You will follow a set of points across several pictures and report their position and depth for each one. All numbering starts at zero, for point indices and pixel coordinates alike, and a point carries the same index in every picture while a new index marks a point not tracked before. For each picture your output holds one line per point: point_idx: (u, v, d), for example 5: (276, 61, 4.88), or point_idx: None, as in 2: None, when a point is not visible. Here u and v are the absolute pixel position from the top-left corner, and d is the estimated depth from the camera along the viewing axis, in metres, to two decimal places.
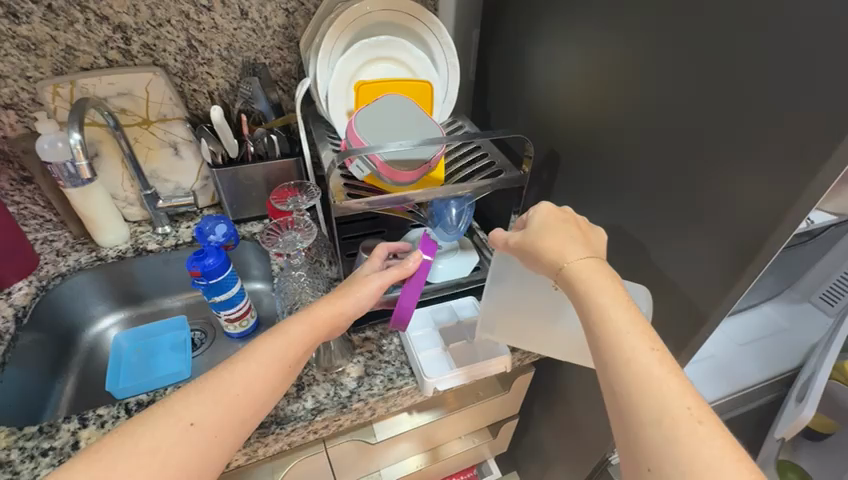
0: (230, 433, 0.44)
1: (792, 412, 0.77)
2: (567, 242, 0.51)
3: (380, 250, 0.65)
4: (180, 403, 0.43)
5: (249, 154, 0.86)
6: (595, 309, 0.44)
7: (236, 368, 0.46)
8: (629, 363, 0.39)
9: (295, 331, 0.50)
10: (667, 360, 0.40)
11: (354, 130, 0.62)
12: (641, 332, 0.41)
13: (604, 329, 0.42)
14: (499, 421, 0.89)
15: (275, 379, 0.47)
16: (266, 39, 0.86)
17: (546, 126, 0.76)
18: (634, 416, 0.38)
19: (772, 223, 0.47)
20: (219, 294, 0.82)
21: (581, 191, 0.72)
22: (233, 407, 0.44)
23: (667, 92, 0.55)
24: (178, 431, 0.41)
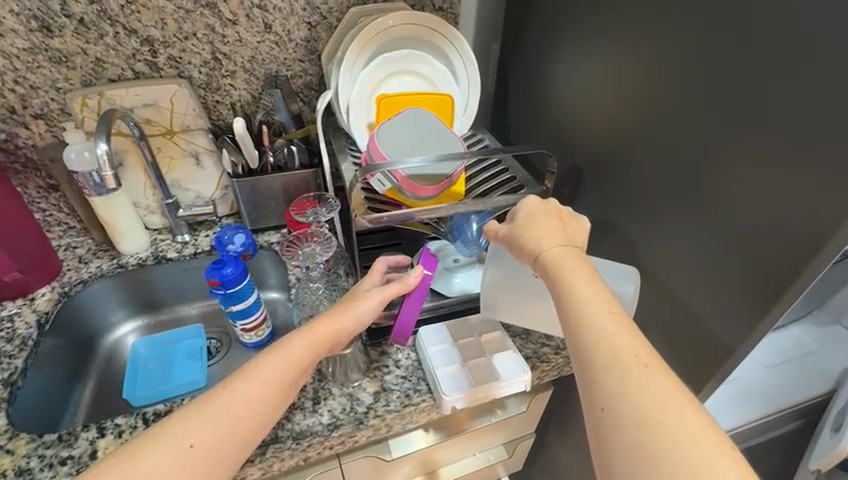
0: (230, 454, 0.43)
1: (827, 444, 0.74)
2: (546, 228, 0.51)
3: (379, 264, 0.64)
4: (180, 424, 0.43)
5: (268, 165, 0.87)
6: (565, 286, 0.45)
7: (235, 381, 0.46)
8: (600, 341, 0.40)
9: (296, 345, 0.50)
10: (638, 339, 0.40)
11: (376, 144, 0.61)
12: (612, 314, 0.42)
13: (575, 306, 0.43)
14: (515, 439, 0.87)
15: (275, 392, 0.47)
16: (288, 52, 0.87)
17: (568, 139, 0.75)
18: (597, 376, 0.39)
19: (810, 245, 0.45)
20: (236, 304, 0.83)
21: (603, 207, 0.71)
22: (232, 427, 0.44)
23: (696, 109, 0.54)
24: (178, 451, 0.41)
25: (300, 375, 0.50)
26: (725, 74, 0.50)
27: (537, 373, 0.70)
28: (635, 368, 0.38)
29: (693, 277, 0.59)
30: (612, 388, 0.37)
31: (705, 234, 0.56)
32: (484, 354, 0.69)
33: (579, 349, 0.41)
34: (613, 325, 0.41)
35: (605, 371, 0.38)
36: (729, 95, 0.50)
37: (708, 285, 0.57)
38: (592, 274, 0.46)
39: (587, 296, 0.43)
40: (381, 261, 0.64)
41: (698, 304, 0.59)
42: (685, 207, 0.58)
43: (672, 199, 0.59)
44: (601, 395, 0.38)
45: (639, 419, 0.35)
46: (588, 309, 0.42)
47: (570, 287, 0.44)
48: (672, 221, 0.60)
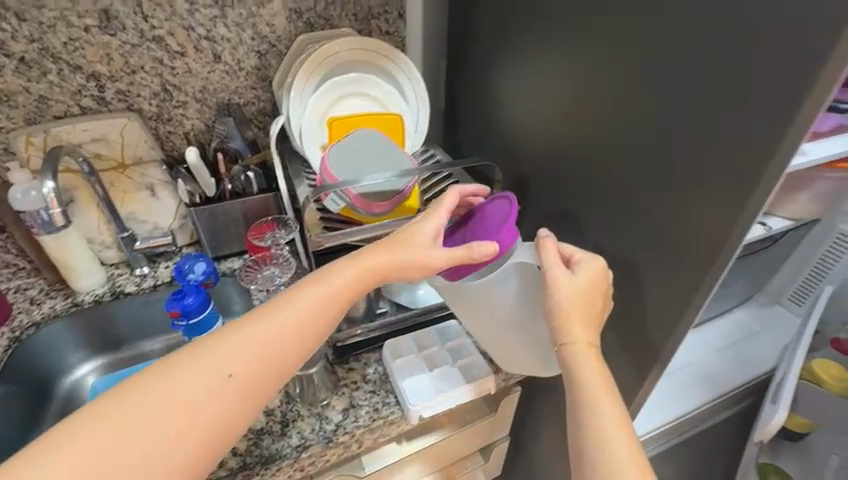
0: (255, 386, 0.45)
1: (765, 416, 0.79)
2: (582, 307, 0.54)
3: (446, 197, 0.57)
4: (216, 353, 0.45)
5: (226, 192, 0.87)
6: (576, 375, 0.51)
7: (267, 315, 0.47)
8: (597, 427, 0.47)
9: (335, 282, 0.50)
10: (626, 429, 0.47)
11: (326, 165, 0.63)
12: (612, 404, 0.48)
13: (584, 393, 0.50)
14: (490, 444, 0.90)
15: (309, 331, 0.48)
16: (240, 80, 0.88)
17: (514, 150, 0.79)
18: (588, 457, 0.46)
19: (724, 230, 0.51)
20: (200, 334, 0.82)
21: (550, 210, 0.75)
22: (258, 361, 0.45)
23: (617, 115, 0.59)
24: (215, 381, 0.43)
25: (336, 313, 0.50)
26: (638, 83, 0.55)
27: (503, 375, 0.72)
28: (623, 459, 0.44)
29: (633, 269, 0.63)
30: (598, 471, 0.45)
31: (639, 230, 0.60)
32: (447, 362, 0.71)
33: (579, 437, 0.48)
34: (612, 418, 0.47)
35: (598, 461, 0.45)
36: (647, 103, 0.55)
37: (647, 275, 0.61)
38: (603, 379, 0.51)
39: (594, 390, 0.49)
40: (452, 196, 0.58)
41: (640, 293, 0.64)
42: (620, 208, 0.62)
43: (607, 198, 0.64)
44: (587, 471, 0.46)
45: None
46: (600, 415, 0.47)
47: (587, 386, 0.50)
48: (610, 219, 0.64)
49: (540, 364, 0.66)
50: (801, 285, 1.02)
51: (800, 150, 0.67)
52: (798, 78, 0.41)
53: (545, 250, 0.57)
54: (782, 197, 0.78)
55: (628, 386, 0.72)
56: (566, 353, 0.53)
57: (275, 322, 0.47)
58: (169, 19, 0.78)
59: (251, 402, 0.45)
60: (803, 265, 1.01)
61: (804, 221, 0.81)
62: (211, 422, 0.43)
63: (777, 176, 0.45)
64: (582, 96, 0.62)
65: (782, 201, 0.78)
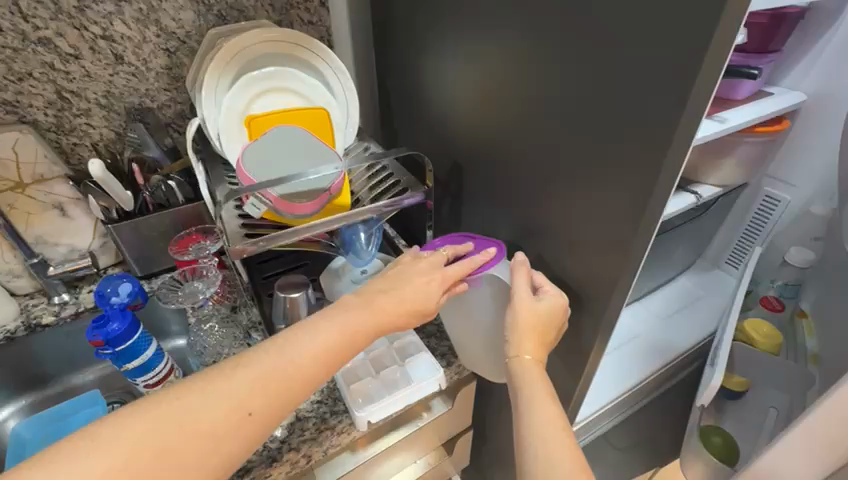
0: (272, 419, 0.45)
1: (706, 380, 0.82)
2: (536, 327, 0.56)
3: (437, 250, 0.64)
4: (241, 387, 0.44)
5: (148, 203, 0.81)
6: (522, 385, 0.52)
7: (285, 349, 0.47)
8: (538, 431, 0.47)
9: (348, 320, 0.51)
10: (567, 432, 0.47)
11: (242, 167, 0.59)
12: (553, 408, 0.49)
13: (527, 398, 0.51)
14: (454, 436, 0.89)
15: (323, 370, 0.48)
16: (149, 82, 0.81)
17: (445, 138, 0.76)
18: (530, 461, 0.46)
19: (642, 205, 0.50)
20: (131, 361, 0.76)
21: (485, 197, 0.73)
22: (281, 395, 0.46)
23: (536, 95, 0.57)
24: (238, 419, 0.43)
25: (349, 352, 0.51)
26: (552, 60, 0.53)
27: (454, 368, 0.71)
28: (561, 459, 0.44)
29: (567, 250, 0.62)
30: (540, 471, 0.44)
31: (569, 211, 0.59)
32: (396, 363, 0.68)
33: (522, 442, 0.48)
34: (554, 422, 0.48)
35: (540, 464, 0.45)
36: (561, 79, 0.54)
37: (580, 254, 0.61)
38: (547, 388, 0.52)
39: (537, 396, 0.50)
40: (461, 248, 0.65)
41: (575, 275, 0.63)
42: (548, 189, 0.61)
43: (535, 181, 0.62)
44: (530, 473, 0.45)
45: None
46: (543, 420, 0.48)
47: (530, 393, 0.51)
48: (541, 201, 0.63)
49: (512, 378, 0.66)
50: (735, 248, 1.08)
51: (717, 118, 0.69)
52: (694, 45, 0.40)
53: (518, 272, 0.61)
54: (709, 165, 0.80)
55: (574, 367, 0.71)
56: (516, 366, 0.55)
57: (295, 358, 0.47)
58: (55, 17, 0.70)
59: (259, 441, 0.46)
60: (736, 227, 1.06)
61: (731, 187, 0.83)
62: (225, 457, 0.43)
63: (684, 148, 0.44)
64: (504, 78, 0.60)
65: (710, 169, 0.80)
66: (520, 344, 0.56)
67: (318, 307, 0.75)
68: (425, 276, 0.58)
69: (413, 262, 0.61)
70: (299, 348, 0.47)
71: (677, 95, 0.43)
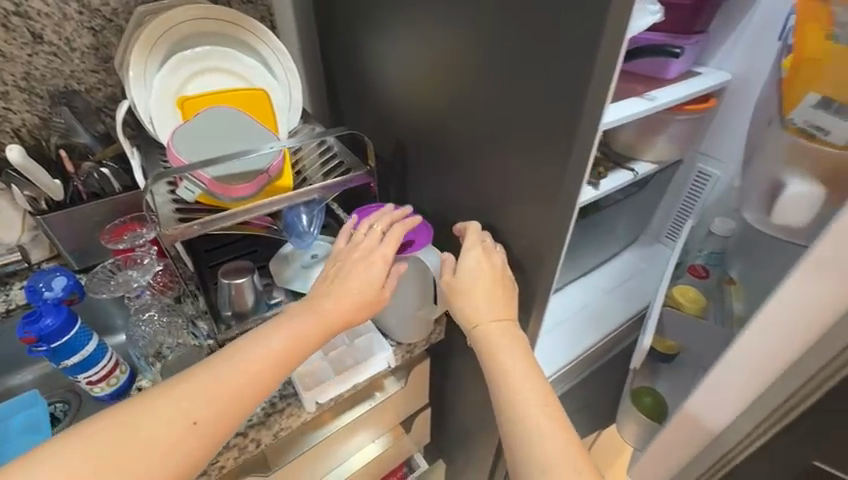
0: (223, 427, 0.45)
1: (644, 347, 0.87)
2: (491, 295, 0.60)
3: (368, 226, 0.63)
4: (188, 396, 0.44)
5: (81, 192, 0.76)
6: (490, 352, 0.58)
7: (233, 356, 0.47)
8: (510, 389, 0.54)
9: (298, 324, 0.51)
10: (537, 384, 0.54)
11: (174, 150, 0.58)
12: (523, 366, 0.56)
13: (496, 362, 0.57)
14: (412, 414, 0.91)
15: (278, 371, 0.49)
16: (74, 63, 0.76)
17: (387, 119, 0.76)
18: (507, 414, 0.53)
19: (568, 179, 0.52)
20: (70, 357, 0.72)
21: (428, 177, 0.73)
22: (229, 400, 0.45)
23: (468, 73, 0.57)
24: (183, 429, 0.43)
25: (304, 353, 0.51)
26: (480, 37, 0.54)
27: (405, 347, 0.72)
28: (534, 408, 0.52)
29: (506, 227, 0.64)
30: (515, 422, 0.52)
31: (505, 188, 0.61)
32: (343, 343, 0.69)
33: (499, 402, 0.55)
34: (524, 380, 0.54)
35: (513, 418, 0.52)
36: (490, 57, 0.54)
37: (517, 230, 0.62)
38: (516, 349, 0.58)
39: (505, 359, 0.56)
40: (391, 219, 0.64)
41: (514, 251, 0.65)
42: (485, 167, 0.62)
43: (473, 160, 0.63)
44: (508, 425, 0.53)
45: (526, 440, 0.50)
46: (513, 379, 0.54)
47: (499, 357, 0.57)
48: (479, 179, 0.64)
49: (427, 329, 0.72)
50: (675, 223, 1.14)
51: (647, 97, 0.71)
52: (603, 20, 0.42)
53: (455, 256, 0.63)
54: (644, 142, 0.83)
55: None
56: (481, 332, 0.59)
57: (248, 361, 0.47)
58: None
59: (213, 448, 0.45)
60: (675, 203, 1.12)
61: (666, 164, 0.87)
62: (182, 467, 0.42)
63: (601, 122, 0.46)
64: (438, 55, 0.60)
65: (645, 147, 0.84)
66: (482, 311, 0.60)
67: (265, 293, 0.74)
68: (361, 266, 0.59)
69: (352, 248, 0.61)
70: (248, 352, 0.48)
71: (589, 70, 0.44)
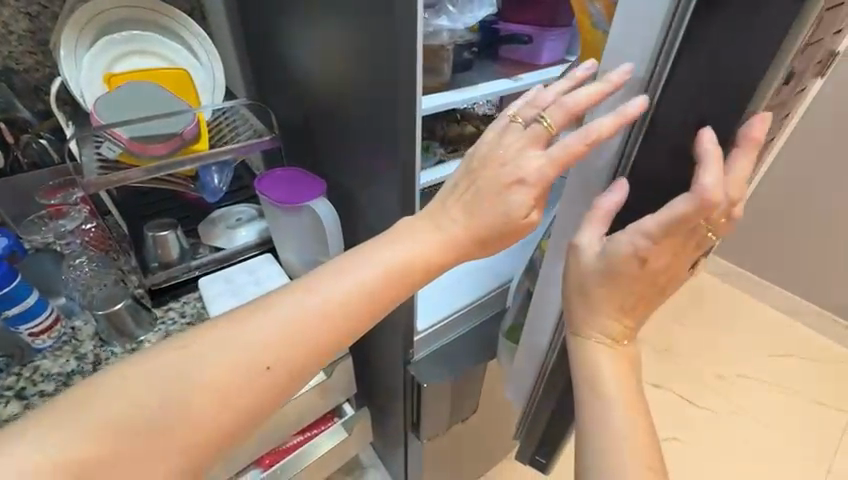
0: (295, 371, 0.47)
1: None
2: (616, 283, 0.52)
3: (536, 129, 0.48)
4: (257, 340, 0.45)
5: (21, 162, 0.85)
6: (594, 361, 0.55)
7: (305, 302, 0.47)
8: (600, 407, 0.54)
9: (368, 278, 0.49)
10: (637, 407, 0.54)
11: (96, 114, 0.71)
12: (626, 390, 0.54)
13: (592, 376, 0.55)
14: (333, 361, 1.02)
15: (357, 321, 0.49)
16: (12, 45, 0.85)
17: (293, 97, 0.86)
18: (591, 428, 0.54)
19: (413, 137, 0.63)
20: (11, 308, 0.70)
21: (325, 147, 0.83)
22: (299, 346, 0.47)
23: (342, 52, 0.68)
24: (256, 372, 0.45)
25: (384, 311, 0.51)
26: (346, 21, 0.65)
27: None
28: (625, 431, 0.53)
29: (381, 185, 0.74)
30: (598, 440, 0.53)
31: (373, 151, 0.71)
32: (252, 285, 0.80)
33: (587, 419, 0.55)
34: (625, 400, 0.54)
35: (601, 433, 0.53)
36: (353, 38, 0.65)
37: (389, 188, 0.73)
38: (621, 376, 0.55)
39: (605, 377, 0.55)
40: (578, 142, 0.45)
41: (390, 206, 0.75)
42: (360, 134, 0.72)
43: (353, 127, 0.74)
44: (589, 437, 0.54)
45: (611, 460, 0.52)
46: (606, 399, 0.54)
47: (602, 374, 0.55)
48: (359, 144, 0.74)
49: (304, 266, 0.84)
50: None
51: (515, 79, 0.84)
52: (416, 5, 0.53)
53: (705, 162, 0.43)
54: None
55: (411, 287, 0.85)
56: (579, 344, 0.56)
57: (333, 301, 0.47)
58: None
59: (287, 390, 0.47)
60: None
61: None
62: (253, 399, 0.45)
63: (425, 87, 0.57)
64: (323, 37, 0.71)
65: None
66: (606, 331, 0.55)
67: (191, 250, 0.86)
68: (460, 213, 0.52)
69: (492, 155, 0.50)
70: (317, 303, 0.47)
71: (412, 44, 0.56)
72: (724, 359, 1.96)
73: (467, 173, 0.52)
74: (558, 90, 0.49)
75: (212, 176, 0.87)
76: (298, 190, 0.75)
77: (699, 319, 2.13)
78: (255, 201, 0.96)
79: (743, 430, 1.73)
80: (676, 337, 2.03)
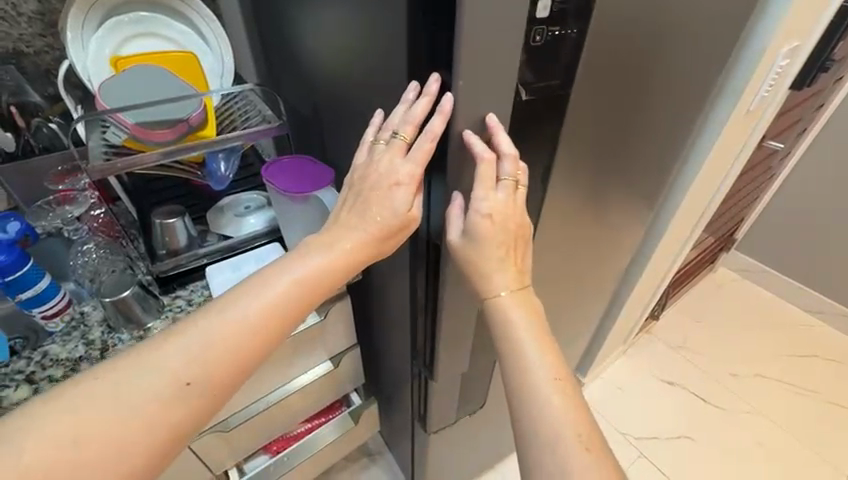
0: (221, 380, 0.50)
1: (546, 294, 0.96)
2: (488, 247, 0.61)
3: (395, 144, 0.57)
4: (176, 360, 0.49)
5: (31, 146, 0.83)
6: (504, 321, 0.61)
7: (222, 313, 0.51)
8: (520, 361, 0.58)
9: (279, 286, 0.54)
10: (549, 350, 0.59)
11: (100, 98, 0.69)
12: (537, 334, 0.60)
13: (505, 332, 0.61)
14: (340, 352, 1.01)
15: (275, 327, 0.53)
16: (22, 27, 0.84)
17: (302, 82, 0.83)
18: (513, 384, 0.58)
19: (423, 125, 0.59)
20: (23, 291, 0.70)
21: (334, 134, 0.80)
22: (221, 357, 0.50)
23: (349, 35, 0.65)
24: (177, 389, 0.48)
25: (299, 314, 0.55)
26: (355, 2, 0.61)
27: None
28: (543, 372, 0.57)
29: None
30: (524, 391, 0.57)
31: None
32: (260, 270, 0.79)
33: (508, 374, 0.59)
34: (537, 346, 0.59)
35: (518, 383, 0.57)
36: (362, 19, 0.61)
37: None
38: (533, 324, 0.61)
39: (517, 329, 0.60)
40: (428, 140, 0.55)
41: None
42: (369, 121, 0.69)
43: (362, 114, 0.71)
44: (515, 392, 0.57)
45: (537, 405, 0.55)
46: (523, 349, 0.58)
47: (511, 325, 0.60)
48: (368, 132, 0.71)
49: None
50: None
51: None
52: None
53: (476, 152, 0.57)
54: None
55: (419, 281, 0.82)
56: (492, 302, 0.62)
57: (246, 315, 0.51)
58: None
59: (216, 400, 0.50)
60: None
61: None
62: (185, 413, 0.48)
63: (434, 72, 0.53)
64: (331, 21, 0.68)
65: None
66: (499, 284, 0.62)
67: (199, 238, 0.85)
68: (359, 220, 0.58)
69: (368, 171, 0.58)
70: (230, 313, 0.51)
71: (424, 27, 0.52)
72: (741, 357, 1.92)
73: (351, 187, 0.60)
74: (399, 108, 0.57)
75: (219, 164, 0.86)
76: (307, 175, 0.74)
77: (716, 315, 2.08)
78: (264, 188, 0.95)
79: (758, 429, 1.69)
80: (691, 333, 1.99)
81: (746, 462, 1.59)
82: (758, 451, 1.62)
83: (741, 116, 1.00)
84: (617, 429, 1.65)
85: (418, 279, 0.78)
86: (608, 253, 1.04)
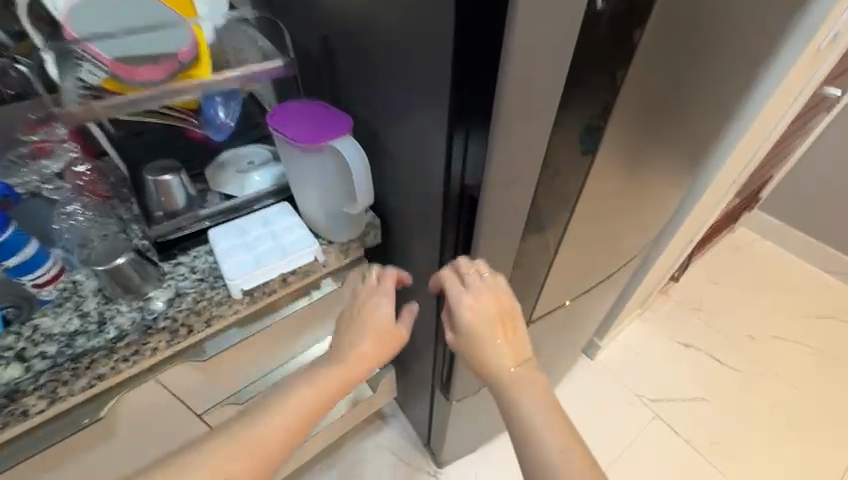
0: None
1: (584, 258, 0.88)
2: (475, 340, 0.61)
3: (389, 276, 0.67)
4: None
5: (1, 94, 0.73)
6: (505, 399, 0.58)
7: (213, 443, 0.51)
8: (530, 439, 0.55)
9: (260, 430, 0.52)
10: (560, 428, 0.55)
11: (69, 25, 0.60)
12: (544, 407, 0.56)
13: (509, 406, 0.57)
14: (358, 319, 0.95)
15: (268, 456, 0.52)
16: None
17: (312, 12, 0.70)
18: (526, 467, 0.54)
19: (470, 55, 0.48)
20: (10, 258, 0.61)
21: (353, 74, 0.69)
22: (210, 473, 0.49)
23: None
24: None
25: (294, 435, 0.54)
26: None
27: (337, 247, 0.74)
28: (554, 454, 0.53)
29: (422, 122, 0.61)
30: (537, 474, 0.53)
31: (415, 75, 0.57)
32: (272, 242, 0.69)
33: (519, 452, 0.56)
34: (542, 419, 0.55)
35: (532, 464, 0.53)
36: None
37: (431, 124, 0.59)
38: (538, 397, 0.57)
39: (522, 402, 0.57)
40: (386, 278, 0.67)
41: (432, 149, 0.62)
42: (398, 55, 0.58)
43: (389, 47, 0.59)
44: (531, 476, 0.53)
45: None
46: (532, 425, 0.55)
47: (514, 400, 0.57)
48: (396, 70, 0.60)
49: (334, 230, 0.73)
50: None
51: None
52: None
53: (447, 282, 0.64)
54: None
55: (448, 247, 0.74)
56: (508, 403, 0.58)
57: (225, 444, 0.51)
58: None
59: None
60: None
61: None
62: None
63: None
64: None
65: None
66: (500, 365, 0.60)
67: (199, 198, 0.76)
68: (334, 358, 0.60)
69: (345, 319, 0.63)
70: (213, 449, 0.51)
71: None
72: (760, 319, 1.88)
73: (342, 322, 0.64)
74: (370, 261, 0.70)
75: (217, 110, 0.76)
76: (322, 119, 0.63)
77: (735, 276, 2.02)
78: (267, 140, 0.85)
79: (773, 391, 1.67)
80: (709, 294, 1.94)
81: (760, 423, 1.59)
82: (773, 413, 1.61)
83: (809, 56, 0.88)
84: (632, 390, 1.63)
85: (447, 238, 0.70)
86: (650, 214, 0.95)
